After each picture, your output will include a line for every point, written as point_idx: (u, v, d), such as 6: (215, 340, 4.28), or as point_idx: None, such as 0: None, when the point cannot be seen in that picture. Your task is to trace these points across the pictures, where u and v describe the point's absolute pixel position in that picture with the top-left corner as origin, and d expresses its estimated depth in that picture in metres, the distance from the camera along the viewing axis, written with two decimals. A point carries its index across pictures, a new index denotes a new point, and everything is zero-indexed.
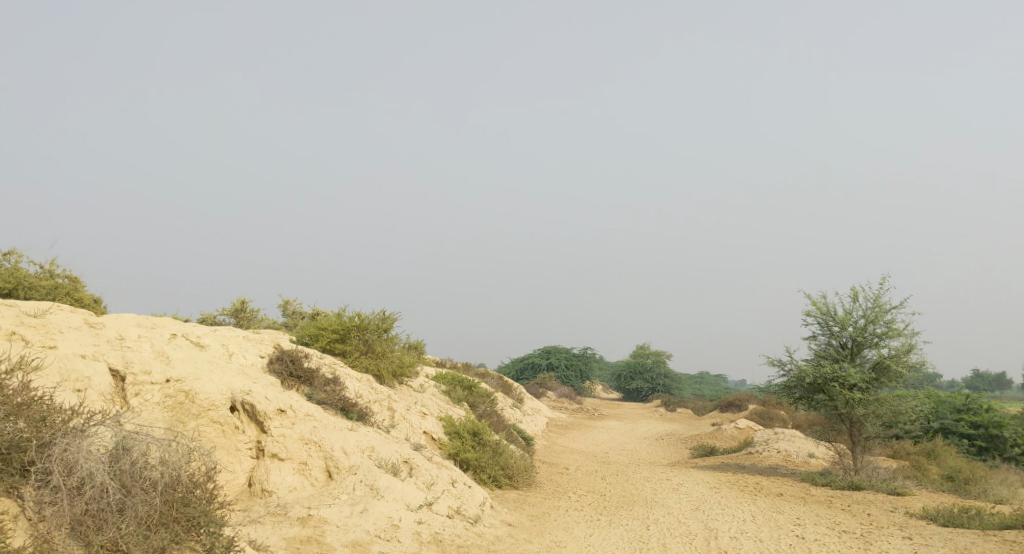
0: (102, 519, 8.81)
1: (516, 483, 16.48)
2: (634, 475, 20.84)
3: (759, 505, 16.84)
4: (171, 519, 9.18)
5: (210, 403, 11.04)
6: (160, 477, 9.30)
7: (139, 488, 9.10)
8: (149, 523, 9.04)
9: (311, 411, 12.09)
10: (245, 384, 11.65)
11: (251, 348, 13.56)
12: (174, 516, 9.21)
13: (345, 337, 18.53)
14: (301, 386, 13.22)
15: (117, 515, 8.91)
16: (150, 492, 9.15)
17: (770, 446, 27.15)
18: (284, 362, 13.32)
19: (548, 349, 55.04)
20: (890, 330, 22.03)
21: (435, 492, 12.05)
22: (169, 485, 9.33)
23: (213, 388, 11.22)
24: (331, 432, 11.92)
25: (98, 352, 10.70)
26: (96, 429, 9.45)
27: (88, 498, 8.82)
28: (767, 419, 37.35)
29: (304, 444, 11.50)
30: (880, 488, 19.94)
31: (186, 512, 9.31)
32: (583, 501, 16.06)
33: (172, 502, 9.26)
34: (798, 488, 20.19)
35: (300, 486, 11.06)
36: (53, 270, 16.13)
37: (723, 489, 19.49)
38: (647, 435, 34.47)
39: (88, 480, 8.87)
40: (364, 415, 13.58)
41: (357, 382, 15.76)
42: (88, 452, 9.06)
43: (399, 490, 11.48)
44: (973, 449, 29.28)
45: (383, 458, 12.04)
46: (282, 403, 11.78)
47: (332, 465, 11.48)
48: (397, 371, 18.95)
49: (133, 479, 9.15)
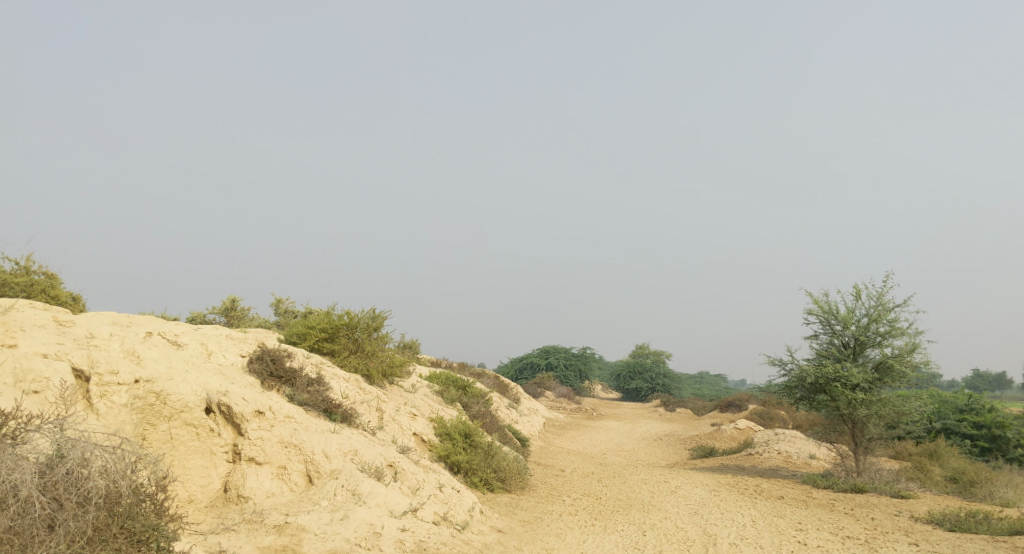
0: (29, 536, 8.27)
1: (509, 486, 15.96)
2: (631, 477, 20.32)
3: (760, 509, 16.31)
4: (111, 535, 8.66)
5: (183, 404, 10.51)
6: (98, 488, 8.71)
7: (73, 502, 8.53)
8: (83, 540, 8.49)
9: (291, 412, 11.58)
10: (222, 384, 11.12)
11: (232, 347, 13.03)
12: (117, 531, 8.71)
13: (333, 336, 18.03)
14: (282, 386, 12.69)
15: (47, 531, 8.38)
16: (85, 506, 8.58)
17: (770, 447, 26.65)
18: (264, 361, 12.78)
19: (547, 348, 54.52)
20: (893, 328, 21.51)
21: (421, 498, 11.53)
22: (108, 497, 8.75)
23: (187, 388, 10.69)
24: (311, 434, 11.41)
25: (62, 351, 10.19)
26: (31, 436, 8.90)
27: (12, 514, 8.26)
28: (768, 419, 36.85)
29: (283, 447, 11.00)
30: (884, 491, 19.42)
31: (131, 526, 8.81)
32: (578, 506, 15.54)
33: (113, 516, 8.74)
34: (799, 491, 19.67)
35: (279, 492, 10.56)
36: (30, 266, 15.65)
37: (722, 492, 18.97)
38: (646, 436, 33.97)
39: (14, 494, 8.32)
40: (349, 416, 13.07)
41: (344, 383, 15.26)
42: (16, 462, 8.50)
43: (382, 495, 10.97)
44: (975, 450, 28.77)
45: (366, 462, 11.51)
46: (261, 404, 11.25)
47: (313, 469, 10.96)
48: (387, 371, 18.45)
49: (67, 490, 8.58)
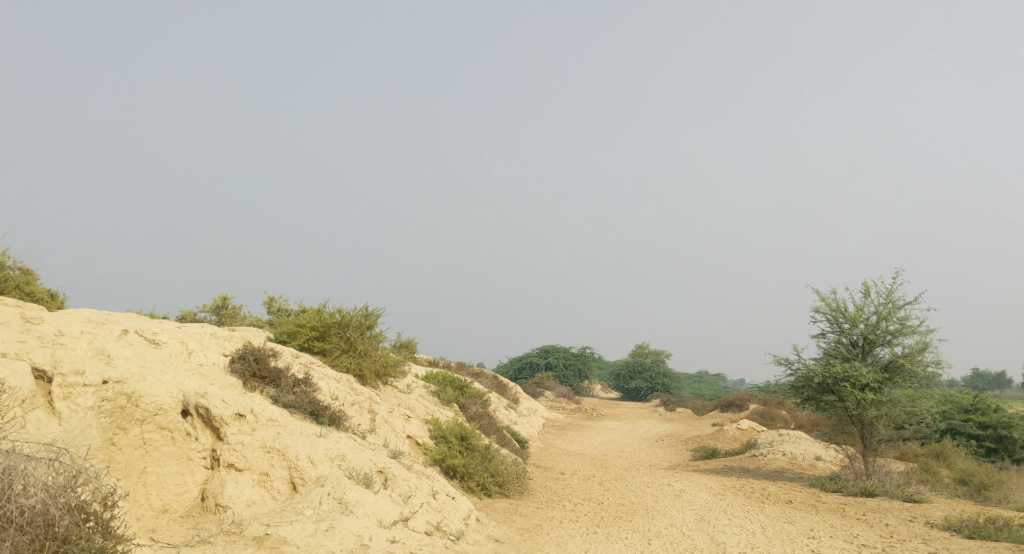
0: None
1: (507, 491, 15.30)
2: (634, 480, 19.64)
3: (768, 515, 15.64)
4: None
5: (157, 407, 9.83)
6: (28, 509, 8.07)
7: None
8: None
9: (275, 415, 10.89)
10: (201, 386, 10.43)
11: (214, 345, 12.34)
12: None
13: (324, 334, 17.32)
14: (266, 387, 12.00)
15: None
16: (10, 529, 7.97)
17: (774, 448, 25.98)
18: (247, 361, 12.08)
19: (547, 348, 53.82)
20: (904, 327, 20.82)
21: (412, 507, 10.84)
22: (39, 518, 8.12)
23: (162, 389, 10.00)
24: (296, 438, 10.73)
25: (23, 350, 9.49)
26: None
27: None
28: (769, 419, 36.18)
29: (266, 452, 10.32)
30: (895, 494, 18.75)
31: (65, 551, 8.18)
32: (579, 512, 14.85)
33: (44, 541, 8.13)
34: (808, 495, 19.01)
35: (260, 501, 9.89)
36: (5, 262, 14.99)
37: (728, 495, 18.30)
38: (646, 436, 33.31)
39: None
40: (337, 419, 12.37)
41: (334, 384, 14.58)
42: None
43: (371, 504, 10.28)
44: (982, 450, 28.06)
45: (354, 468, 10.81)
46: (242, 407, 10.56)
47: (297, 476, 10.29)
48: (381, 371, 17.78)
49: None
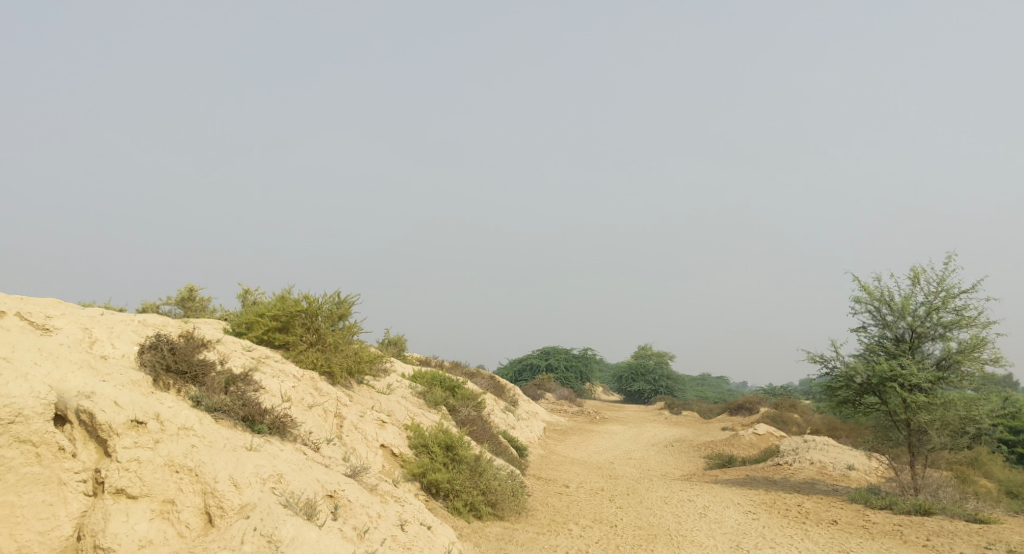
0: None
1: (502, 513, 12.60)
2: (648, 494, 16.96)
3: (816, 542, 12.98)
4: None
5: (14, 413, 7.40)
6: None
7: None
8: None
9: (190, 422, 8.24)
10: (87, 383, 7.90)
11: (126, 333, 9.72)
12: None
13: (287, 325, 14.66)
14: (186, 386, 9.35)
15: None
16: None
17: (801, 456, 23.23)
18: (160, 351, 9.39)
19: (548, 349, 51.13)
20: (961, 318, 18.15)
21: (370, 545, 8.17)
22: None
23: (24, 389, 7.53)
24: (217, 453, 8.09)
25: None
26: None
27: None
28: (782, 423, 33.51)
29: (172, 473, 7.76)
30: (956, 513, 16.08)
31: None
32: (589, 539, 12.16)
33: None
34: (852, 512, 16.38)
35: (158, 540, 7.41)
36: None
37: (761, 514, 15.65)
38: (655, 441, 30.60)
39: None
40: (281, 425, 9.70)
41: (291, 381, 11.92)
42: None
43: (313, 544, 7.61)
44: (1014, 457, 25.33)
45: (294, 493, 8.10)
46: (142, 411, 7.93)
47: (214, 504, 7.70)
48: (354, 368, 15.09)
49: None
